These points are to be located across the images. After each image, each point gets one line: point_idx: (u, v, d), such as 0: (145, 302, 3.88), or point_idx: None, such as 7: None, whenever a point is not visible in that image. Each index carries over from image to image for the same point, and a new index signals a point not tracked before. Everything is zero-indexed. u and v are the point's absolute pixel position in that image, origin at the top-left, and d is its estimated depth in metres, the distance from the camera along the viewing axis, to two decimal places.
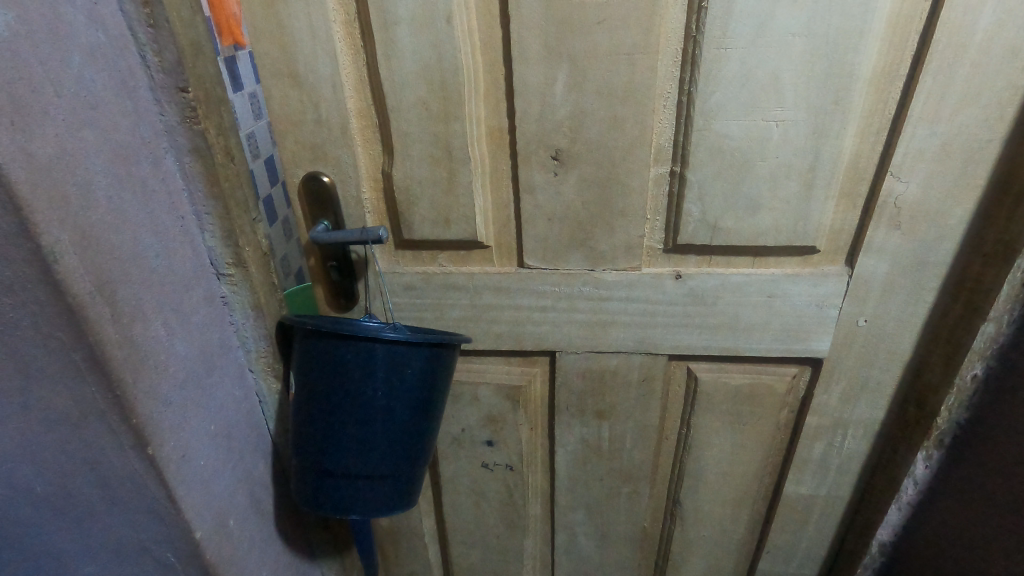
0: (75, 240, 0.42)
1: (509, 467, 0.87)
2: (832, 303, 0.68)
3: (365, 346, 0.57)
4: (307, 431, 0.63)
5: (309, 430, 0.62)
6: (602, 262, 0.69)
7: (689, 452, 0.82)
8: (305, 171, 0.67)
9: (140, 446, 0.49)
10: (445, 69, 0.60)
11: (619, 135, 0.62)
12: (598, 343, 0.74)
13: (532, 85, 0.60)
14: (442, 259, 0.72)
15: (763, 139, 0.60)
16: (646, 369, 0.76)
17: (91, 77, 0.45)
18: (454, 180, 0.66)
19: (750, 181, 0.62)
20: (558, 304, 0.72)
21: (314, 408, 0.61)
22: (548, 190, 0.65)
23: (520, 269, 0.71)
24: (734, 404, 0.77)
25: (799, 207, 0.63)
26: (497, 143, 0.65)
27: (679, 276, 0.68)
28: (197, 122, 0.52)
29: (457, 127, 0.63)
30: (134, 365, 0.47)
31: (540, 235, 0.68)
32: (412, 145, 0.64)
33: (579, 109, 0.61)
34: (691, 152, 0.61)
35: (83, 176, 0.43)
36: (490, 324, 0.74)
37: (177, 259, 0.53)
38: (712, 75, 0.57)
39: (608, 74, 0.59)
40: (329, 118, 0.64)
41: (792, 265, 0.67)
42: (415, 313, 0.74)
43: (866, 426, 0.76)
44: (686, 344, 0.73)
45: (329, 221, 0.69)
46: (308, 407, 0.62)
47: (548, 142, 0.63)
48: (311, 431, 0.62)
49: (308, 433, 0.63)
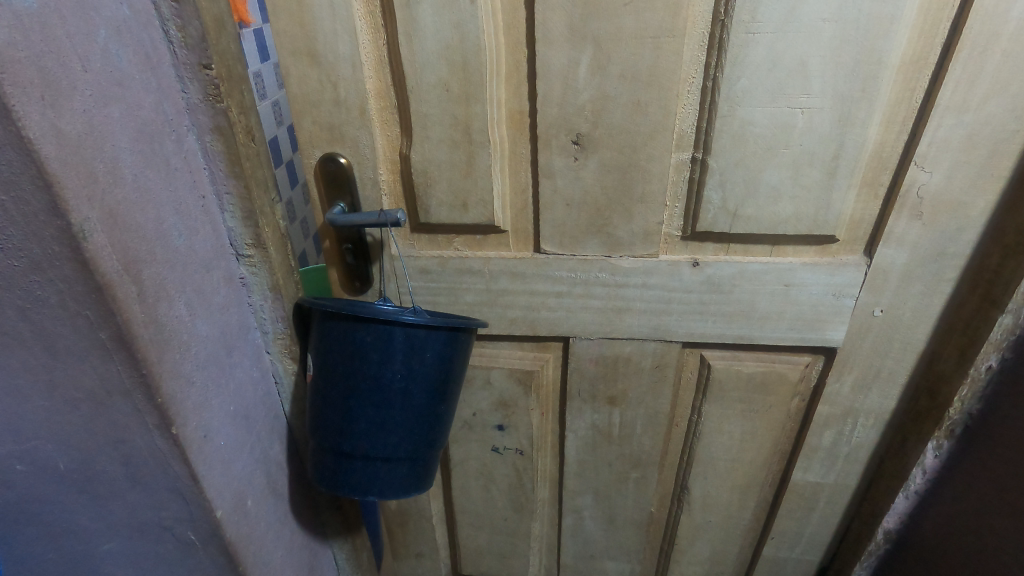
0: (102, 219, 0.42)
1: (519, 451, 0.88)
2: (849, 293, 0.68)
3: (384, 330, 0.57)
4: (325, 414, 0.63)
5: (327, 413, 0.62)
6: (619, 248, 0.69)
7: (699, 439, 0.83)
8: (322, 152, 0.67)
9: (164, 426, 0.49)
10: (468, 50, 0.59)
11: (642, 120, 0.61)
12: (612, 329, 0.75)
13: (556, 67, 0.59)
14: (457, 244, 0.73)
15: (787, 126, 0.58)
16: (659, 356, 0.77)
17: (116, 51, 0.44)
18: (472, 163, 0.65)
19: (772, 169, 0.61)
20: (573, 291, 0.73)
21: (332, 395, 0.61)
22: (568, 175, 0.65)
23: (537, 254, 0.71)
24: (746, 392, 0.78)
25: (820, 196, 0.62)
26: (517, 127, 0.64)
27: (696, 264, 0.68)
28: (220, 100, 0.52)
29: (477, 110, 0.62)
30: (159, 345, 0.47)
31: (558, 220, 0.68)
32: (432, 127, 0.64)
33: (602, 93, 0.60)
34: (714, 139, 0.60)
35: (109, 152, 0.43)
36: (506, 309, 0.75)
37: (199, 239, 0.53)
38: (739, 60, 0.56)
39: (633, 57, 0.58)
40: (347, 99, 0.63)
41: (809, 254, 0.67)
42: (429, 297, 0.75)
43: (875, 416, 0.76)
44: (701, 331, 0.73)
45: (346, 203, 0.69)
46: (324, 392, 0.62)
47: (570, 126, 0.62)
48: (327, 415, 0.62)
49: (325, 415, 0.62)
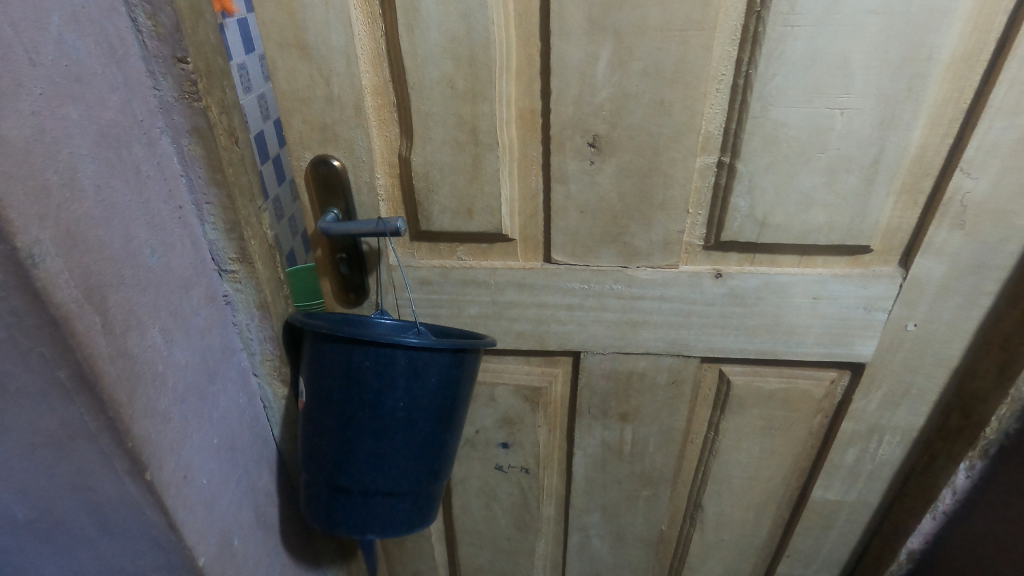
0: (57, 239, 0.36)
1: (525, 469, 0.83)
2: (881, 306, 0.63)
3: (384, 353, 0.52)
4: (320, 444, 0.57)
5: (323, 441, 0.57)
6: (636, 258, 0.64)
7: (716, 456, 0.79)
8: (314, 154, 0.61)
9: (137, 471, 0.43)
10: (475, 43, 0.54)
11: (665, 121, 0.56)
12: (626, 343, 0.70)
13: (572, 63, 0.54)
14: (462, 253, 0.67)
15: (824, 128, 0.54)
16: (676, 371, 0.72)
17: (73, 42, 0.38)
18: (479, 167, 0.60)
19: (806, 175, 0.56)
20: (585, 303, 0.68)
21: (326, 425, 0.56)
22: (582, 180, 0.60)
23: (547, 264, 0.66)
24: (767, 409, 0.74)
25: (856, 204, 0.57)
26: (528, 127, 0.59)
27: (719, 276, 0.64)
28: (198, 98, 0.46)
29: (485, 109, 0.57)
30: (129, 380, 0.41)
31: (571, 228, 0.63)
32: (435, 127, 0.58)
33: (622, 91, 0.54)
34: (744, 142, 0.55)
35: (66, 161, 0.37)
36: (512, 322, 0.70)
37: (175, 255, 0.47)
38: (775, 56, 0.51)
39: (657, 53, 0.52)
40: (341, 96, 0.58)
41: (840, 265, 0.63)
42: (431, 310, 0.70)
43: (902, 433, 0.72)
44: (721, 346, 0.69)
45: (340, 209, 0.64)
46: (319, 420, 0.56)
47: (586, 127, 0.57)
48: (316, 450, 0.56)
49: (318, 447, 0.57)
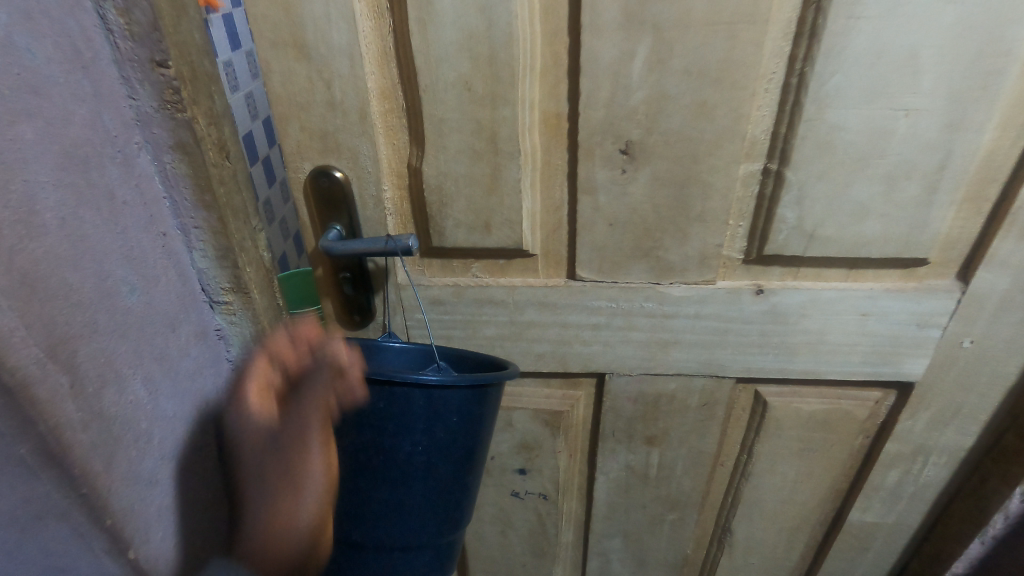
0: (10, 290, 0.30)
1: (543, 496, 0.78)
2: (935, 323, 0.58)
3: (401, 393, 0.46)
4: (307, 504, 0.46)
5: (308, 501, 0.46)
6: (669, 274, 0.59)
7: (748, 480, 0.74)
8: (314, 165, 0.55)
9: (113, 546, 0.38)
10: (496, 39, 0.47)
11: (707, 125, 0.50)
12: (655, 365, 0.65)
13: (605, 61, 0.48)
14: (477, 270, 0.62)
15: (886, 132, 0.48)
16: (708, 393, 0.67)
17: (27, 49, 0.32)
18: (498, 178, 0.54)
19: (862, 183, 0.51)
20: (612, 323, 0.62)
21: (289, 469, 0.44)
22: (612, 191, 0.54)
23: (571, 281, 0.61)
24: (805, 431, 0.69)
25: (915, 213, 0.52)
26: (552, 133, 0.53)
27: (760, 292, 0.58)
28: (182, 108, 0.39)
29: (505, 114, 0.51)
30: (102, 447, 0.36)
31: (598, 243, 0.58)
32: (449, 134, 0.52)
33: (660, 92, 0.49)
34: (795, 147, 0.50)
35: (21, 196, 0.31)
36: (532, 343, 0.65)
37: (159, 292, 0.41)
38: (835, 51, 0.45)
39: (701, 49, 0.47)
40: (344, 101, 0.52)
41: (892, 279, 0.58)
42: (443, 332, 0.64)
43: (949, 454, 0.68)
44: (759, 367, 0.64)
45: (343, 225, 0.58)
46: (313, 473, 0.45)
47: (618, 133, 0.51)
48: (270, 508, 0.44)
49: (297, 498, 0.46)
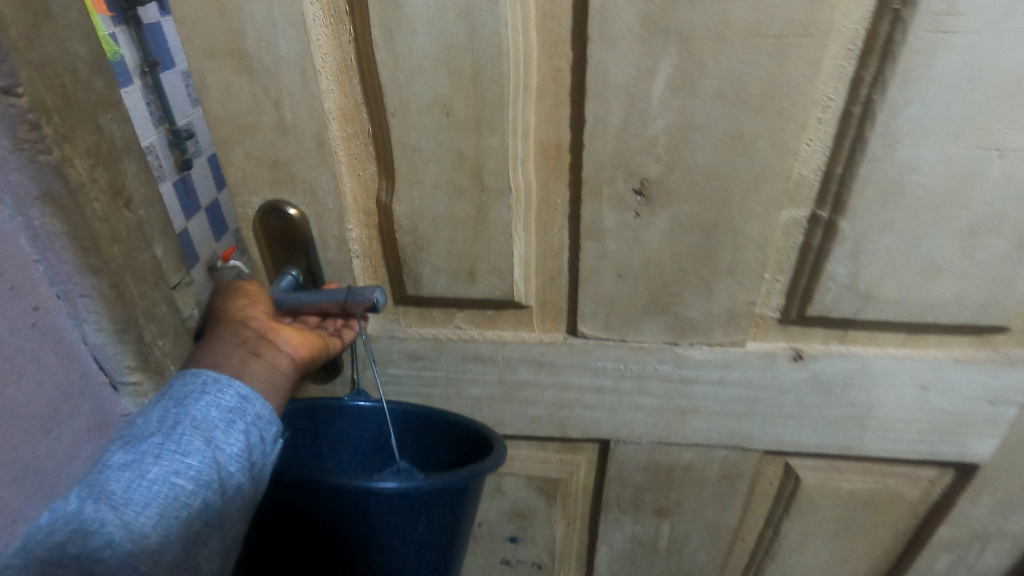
0: None
1: (537, 564, 0.69)
2: (1011, 399, 0.48)
3: (366, 502, 0.43)
4: (245, 379, 0.45)
5: (247, 371, 0.46)
6: (690, 334, 0.49)
7: (773, 557, 0.64)
8: (263, 199, 0.46)
9: None
10: (479, 52, 0.38)
11: (743, 161, 0.40)
12: (670, 433, 0.55)
13: (617, 81, 0.38)
14: (461, 320, 0.52)
15: (972, 175, 0.38)
16: (730, 464, 0.57)
17: None
18: (484, 220, 0.44)
19: (935, 236, 0.41)
20: (620, 386, 0.53)
21: (227, 397, 0.43)
22: (623, 237, 0.44)
23: (572, 338, 0.51)
24: (844, 509, 0.59)
25: (1001, 273, 0.42)
26: (551, 165, 0.43)
27: (799, 358, 0.49)
28: (49, 151, 0.38)
29: (492, 144, 0.41)
30: None
31: (605, 296, 0.48)
32: (424, 167, 0.43)
33: (686, 121, 0.39)
34: (854, 191, 0.40)
35: None
36: (525, 405, 0.55)
37: None
38: (914, 73, 0.35)
39: (740, 67, 0.36)
40: (296, 124, 0.42)
41: (961, 346, 0.47)
42: (421, 389, 0.55)
43: (1015, 540, 0.58)
44: (793, 440, 0.54)
45: (300, 268, 0.49)
46: (265, 411, 0.45)
47: (632, 169, 0.41)
48: (208, 386, 0.43)
49: (238, 335, 0.47)
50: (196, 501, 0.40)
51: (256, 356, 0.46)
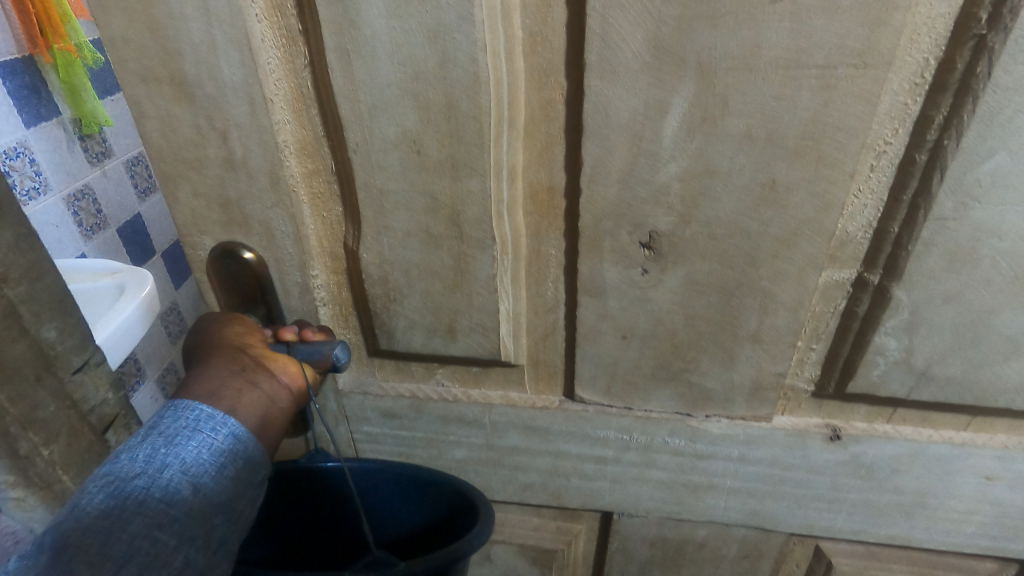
0: None
1: None
2: None
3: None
4: (237, 413, 0.35)
5: (240, 402, 0.36)
6: (705, 405, 0.42)
7: None
8: (215, 241, 0.40)
9: None
10: (454, 82, 0.31)
11: (774, 215, 0.33)
12: (682, 509, 0.48)
13: (620, 118, 0.31)
14: (442, 376, 0.45)
15: None
16: (750, 545, 0.50)
17: None
18: (464, 272, 0.38)
19: (1013, 311, 0.33)
20: (624, 457, 0.46)
21: (218, 436, 0.33)
22: (628, 296, 0.38)
23: (568, 402, 0.44)
24: None
25: None
26: (543, 211, 0.37)
27: (836, 438, 0.41)
28: None
29: (472, 188, 0.34)
30: None
31: (606, 359, 0.41)
32: (393, 211, 0.36)
33: (705, 167, 0.32)
34: (913, 254, 0.32)
35: None
36: (516, 471, 0.49)
37: None
38: (1001, 116, 0.27)
39: (774, 104, 0.29)
40: (246, 160, 0.36)
41: None
42: (399, 449, 0.49)
43: None
44: (826, 525, 0.46)
45: (260, 316, 0.43)
46: (256, 451, 0.34)
47: (638, 220, 0.34)
48: (200, 423, 0.33)
49: (235, 361, 0.37)
50: (176, 559, 0.29)
51: (254, 387, 0.37)
